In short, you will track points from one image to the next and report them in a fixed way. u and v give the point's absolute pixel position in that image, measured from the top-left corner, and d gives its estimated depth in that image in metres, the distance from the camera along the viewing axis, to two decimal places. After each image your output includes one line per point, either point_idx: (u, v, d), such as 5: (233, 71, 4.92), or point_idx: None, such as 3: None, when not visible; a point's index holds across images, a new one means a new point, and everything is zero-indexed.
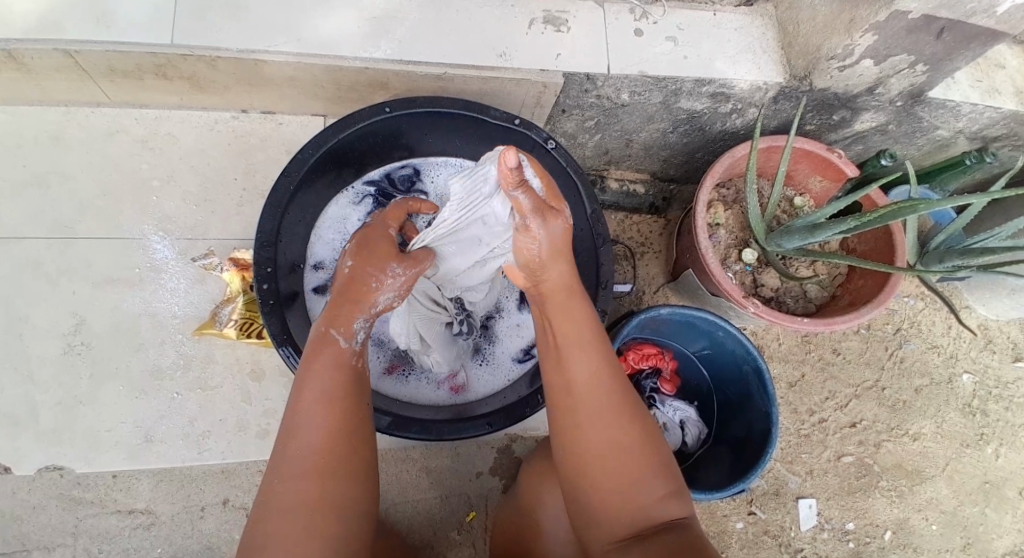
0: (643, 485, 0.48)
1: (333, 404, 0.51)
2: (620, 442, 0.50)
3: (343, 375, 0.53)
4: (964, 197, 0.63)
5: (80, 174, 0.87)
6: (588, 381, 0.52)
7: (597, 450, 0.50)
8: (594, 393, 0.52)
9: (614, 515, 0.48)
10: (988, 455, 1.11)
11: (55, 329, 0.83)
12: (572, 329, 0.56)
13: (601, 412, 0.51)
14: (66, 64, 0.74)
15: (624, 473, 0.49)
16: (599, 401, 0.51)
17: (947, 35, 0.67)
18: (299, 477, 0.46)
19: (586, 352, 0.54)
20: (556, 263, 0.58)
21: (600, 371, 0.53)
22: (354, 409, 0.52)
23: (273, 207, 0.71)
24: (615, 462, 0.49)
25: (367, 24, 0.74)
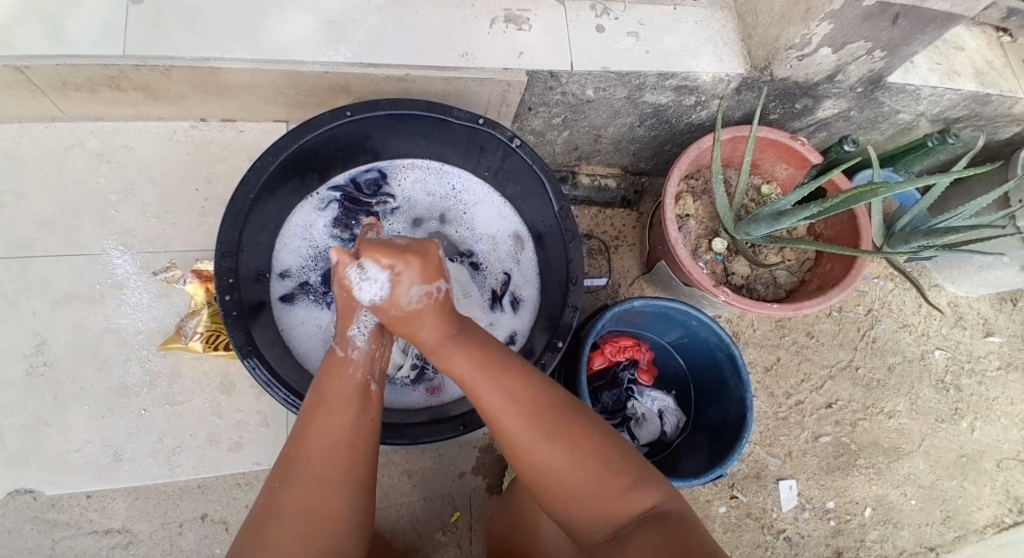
0: (607, 485, 0.49)
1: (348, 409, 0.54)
2: (571, 439, 0.50)
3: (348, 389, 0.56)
4: (923, 178, 0.65)
5: (35, 192, 0.85)
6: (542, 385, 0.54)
7: (547, 465, 0.50)
8: (516, 409, 0.51)
9: (586, 508, 0.50)
10: (963, 429, 1.14)
11: (16, 350, 0.82)
12: (469, 365, 0.53)
13: (536, 425, 0.51)
14: (17, 79, 0.72)
15: (582, 476, 0.49)
16: (529, 410, 0.51)
17: (903, 20, 0.68)
18: (300, 492, 0.47)
19: (502, 387, 0.52)
20: (429, 321, 0.54)
21: (514, 398, 0.51)
22: (359, 423, 0.54)
23: (234, 216, 0.69)
24: (574, 470, 0.49)
25: (324, 28, 0.73)
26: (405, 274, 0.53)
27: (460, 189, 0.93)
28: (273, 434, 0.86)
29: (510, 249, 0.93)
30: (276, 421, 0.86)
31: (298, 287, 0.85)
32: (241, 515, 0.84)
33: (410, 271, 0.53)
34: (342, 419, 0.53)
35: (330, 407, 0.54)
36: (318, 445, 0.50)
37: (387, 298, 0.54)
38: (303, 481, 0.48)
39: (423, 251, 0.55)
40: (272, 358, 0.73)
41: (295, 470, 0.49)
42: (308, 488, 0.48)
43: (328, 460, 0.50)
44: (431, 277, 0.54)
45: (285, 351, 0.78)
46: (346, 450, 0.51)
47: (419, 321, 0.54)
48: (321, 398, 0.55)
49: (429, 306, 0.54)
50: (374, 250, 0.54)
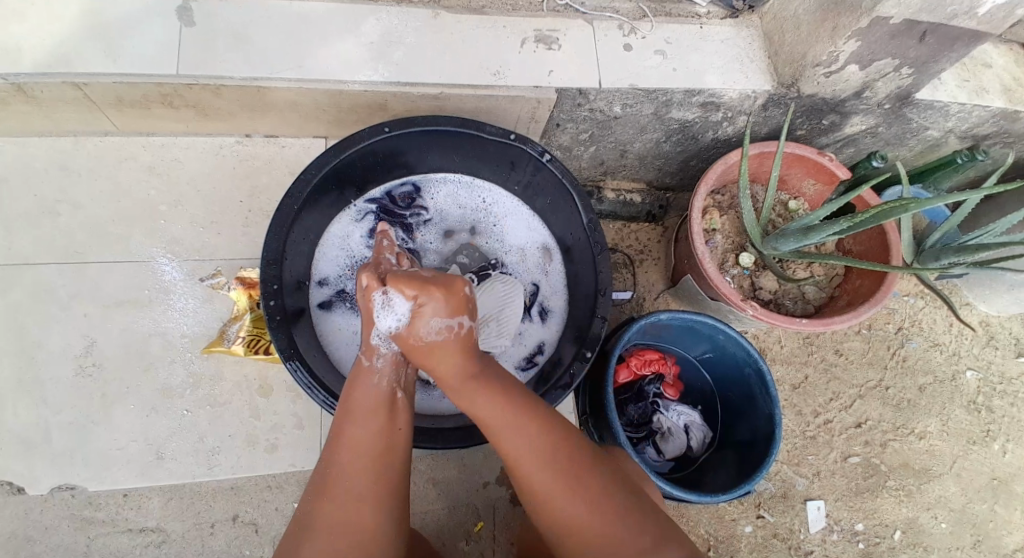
0: (630, 543, 0.49)
1: (376, 427, 0.56)
2: (588, 506, 0.51)
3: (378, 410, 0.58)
4: (955, 194, 0.65)
5: (90, 202, 0.90)
6: (550, 454, 0.53)
7: (570, 522, 0.51)
8: (543, 467, 0.52)
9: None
10: (995, 452, 1.11)
11: (68, 351, 0.85)
12: (497, 414, 0.55)
13: (562, 484, 0.52)
14: (75, 95, 0.77)
15: (605, 539, 0.50)
16: (557, 470, 0.52)
17: (930, 37, 0.69)
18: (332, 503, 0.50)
19: (529, 444, 0.53)
20: (451, 355, 0.57)
21: (540, 449, 0.53)
22: (390, 434, 0.56)
23: (278, 227, 0.73)
24: (597, 529, 0.50)
25: (365, 48, 0.76)
26: (428, 306, 0.55)
27: (490, 203, 0.95)
28: (305, 438, 0.88)
29: (538, 260, 0.94)
30: (311, 425, 0.88)
31: (336, 295, 0.88)
32: (274, 518, 0.85)
33: (434, 302, 0.55)
34: (377, 427, 0.56)
35: (365, 415, 0.56)
36: (354, 453, 0.53)
37: (408, 328, 0.57)
38: (339, 488, 0.51)
39: (446, 285, 0.57)
40: (313, 363, 0.75)
41: (334, 475, 0.52)
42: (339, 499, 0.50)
43: (362, 468, 0.52)
44: (454, 312, 0.57)
45: (325, 357, 0.80)
46: (377, 460, 0.53)
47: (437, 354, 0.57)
48: (355, 406, 0.58)
49: (449, 340, 0.57)
50: (401, 281, 0.57)
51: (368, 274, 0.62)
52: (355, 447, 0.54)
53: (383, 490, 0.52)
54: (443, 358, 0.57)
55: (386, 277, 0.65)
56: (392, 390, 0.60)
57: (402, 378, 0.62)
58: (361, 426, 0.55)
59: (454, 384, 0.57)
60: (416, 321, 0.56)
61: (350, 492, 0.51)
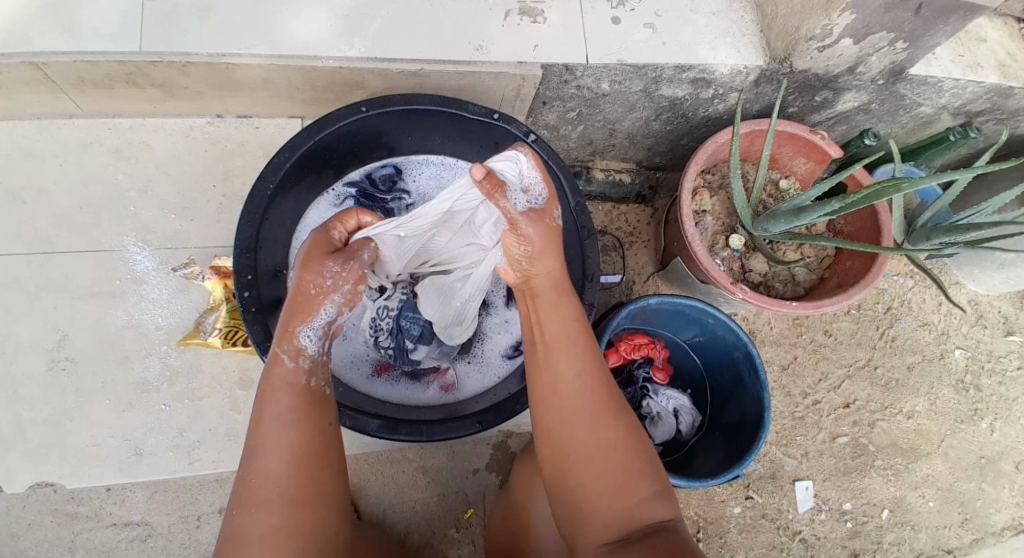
0: (633, 486, 0.50)
1: (295, 421, 0.51)
2: (602, 439, 0.52)
3: (295, 396, 0.54)
4: (948, 173, 0.63)
5: (55, 188, 0.86)
6: (575, 381, 0.54)
7: (586, 449, 0.51)
8: (582, 386, 0.54)
9: (601, 513, 0.50)
10: (983, 430, 1.12)
11: (39, 345, 0.82)
12: (562, 324, 0.58)
13: (592, 409, 0.53)
14: (35, 75, 0.72)
15: (609, 480, 0.50)
16: (592, 395, 0.54)
17: (926, 10, 0.66)
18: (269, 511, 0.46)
19: (574, 359, 0.55)
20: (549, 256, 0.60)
21: (585, 368, 0.55)
22: (322, 428, 0.52)
23: (250, 214, 0.70)
24: (604, 462, 0.51)
25: (340, 22, 0.72)
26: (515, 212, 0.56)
27: None
28: None
29: None
30: None
31: None
32: None
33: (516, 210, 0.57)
34: (301, 421, 0.52)
35: (287, 409, 0.52)
36: (277, 455, 0.49)
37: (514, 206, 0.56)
38: (268, 492, 0.47)
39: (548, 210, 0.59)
40: None
41: (251, 486, 0.47)
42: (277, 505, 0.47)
43: (301, 468, 0.49)
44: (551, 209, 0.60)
45: None
46: (310, 458, 0.50)
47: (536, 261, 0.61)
48: (275, 400, 0.53)
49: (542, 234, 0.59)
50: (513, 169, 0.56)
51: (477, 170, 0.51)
52: (282, 445, 0.49)
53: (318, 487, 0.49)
54: (545, 260, 0.60)
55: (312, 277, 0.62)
56: (318, 389, 0.56)
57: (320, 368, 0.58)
58: (282, 420, 0.51)
59: (551, 285, 0.61)
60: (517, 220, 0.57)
61: (286, 493, 0.47)
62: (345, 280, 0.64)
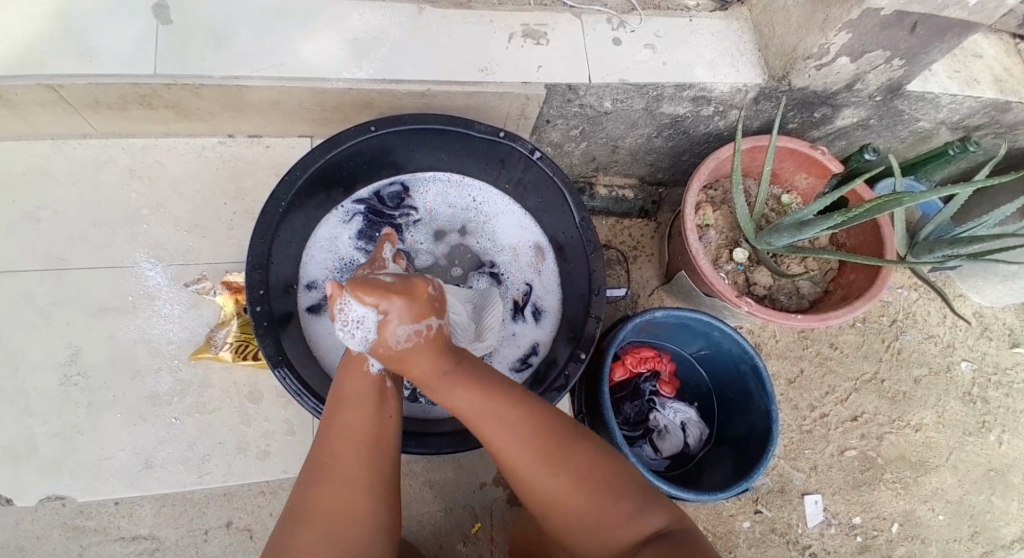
0: (615, 504, 0.51)
1: (364, 416, 0.56)
2: (577, 476, 0.51)
3: (371, 402, 0.58)
4: (948, 187, 0.64)
5: (72, 207, 0.88)
6: (522, 440, 0.52)
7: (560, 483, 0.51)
8: (536, 428, 0.53)
9: (593, 528, 0.50)
10: (991, 442, 1.11)
11: (51, 360, 0.84)
12: (475, 404, 0.54)
13: (557, 444, 0.52)
14: (52, 97, 0.75)
15: (590, 505, 0.51)
16: (551, 430, 0.53)
17: (921, 28, 0.68)
18: (330, 490, 0.49)
19: (508, 425, 0.53)
20: (421, 358, 0.56)
21: (530, 420, 0.53)
22: (381, 426, 0.56)
23: (263, 231, 0.71)
24: (585, 494, 0.51)
25: (349, 46, 0.75)
26: (391, 315, 0.55)
27: (481, 202, 0.94)
28: (298, 444, 0.86)
29: (531, 260, 0.93)
30: (303, 431, 0.87)
31: (326, 299, 0.86)
32: (267, 526, 0.84)
33: (395, 311, 0.55)
34: (371, 415, 0.57)
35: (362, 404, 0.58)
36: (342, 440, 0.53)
37: (378, 338, 0.56)
38: (341, 477, 0.50)
39: (410, 290, 0.57)
40: (303, 368, 0.74)
41: (323, 470, 0.51)
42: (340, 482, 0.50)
43: (361, 453, 0.52)
44: (419, 315, 0.56)
45: (319, 363, 0.80)
46: (368, 448, 0.53)
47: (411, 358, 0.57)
48: (347, 397, 0.58)
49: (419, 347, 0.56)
50: (362, 288, 0.55)
51: (332, 283, 0.59)
52: (352, 429, 0.55)
53: (377, 484, 0.51)
54: (415, 359, 0.56)
55: (378, 278, 0.70)
56: (382, 382, 0.61)
57: (391, 373, 0.64)
58: (350, 418, 0.56)
59: (427, 383, 0.57)
60: (383, 331, 0.56)
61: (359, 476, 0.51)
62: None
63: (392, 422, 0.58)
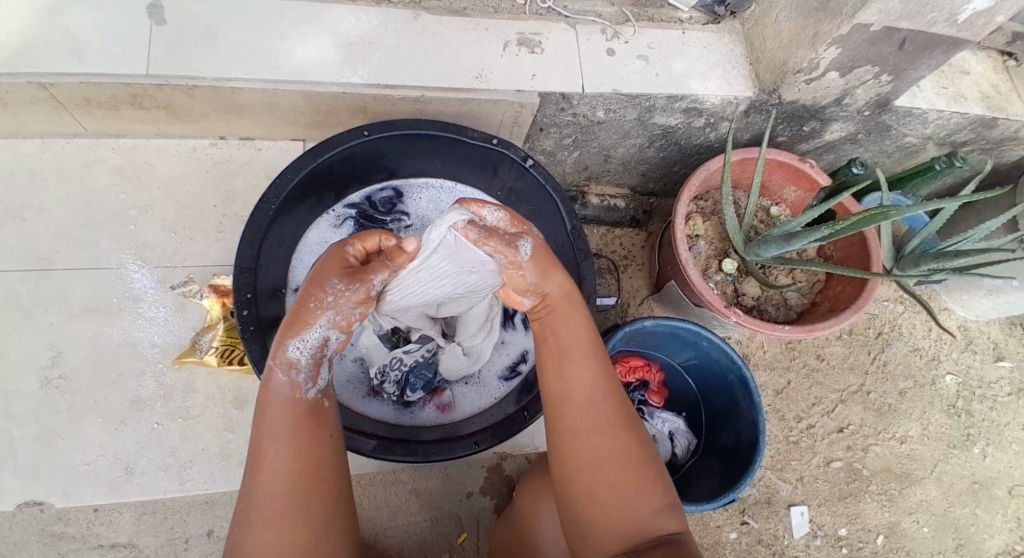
0: (639, 494, 0.51)
1: (295, 440, 0.52)
2: (614, 452, 0.52)
3: (302, 420, 0.54)
4: (934, 202, 0.65)
5: (60, 207, 0.87)
6: (587, 391, 0.56)
7: (594, 460, 0.52)
8: (593, 395, 0.56)
9: (612, 521, 0.50)
10: (976, 455, 1.12)
11: (32, 362, 0.82)
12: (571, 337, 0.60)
13: (603, 421, 0.54)
14: (42, 96, 0.74)
15: (620, 484, 0.51)
16: (602, 408, 0.55)
17: (909, 45, 0.69)
18: (273, 530, 0.47)
19: (587, 371, 0.57)
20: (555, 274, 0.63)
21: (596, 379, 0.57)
22: (312, 444, 0.53)
23: (252, 233, 0.71)
24: (614, 472, 0.51)
25: (343, 50, 0.75)
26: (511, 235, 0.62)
27: None
28: None
29: None
30: None
31: None
32: None
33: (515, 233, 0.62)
34: (295, 443, 0.52)
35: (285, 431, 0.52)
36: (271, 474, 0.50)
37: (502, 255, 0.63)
38: (274, 506, 0.48)
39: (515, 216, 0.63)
40: None
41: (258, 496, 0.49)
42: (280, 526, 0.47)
43: (299, 481, 0.50)
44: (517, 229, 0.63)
45: None
46: (297, 476, 0.50)
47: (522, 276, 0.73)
48: (272, 413, 0.54)
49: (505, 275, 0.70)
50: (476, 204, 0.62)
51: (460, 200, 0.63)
52: (277, 463, 0.50)
53: (315, 508, 0.49)
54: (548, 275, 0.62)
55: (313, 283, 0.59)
56: (317, 399, 0.57)
57: (326, 391, 0.58)
58: (279, 440, 0.52)
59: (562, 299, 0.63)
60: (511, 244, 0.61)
61: (287, 508, 0.48)
62: (343, 285, 0.59)
63: (329, 438, 0.55)
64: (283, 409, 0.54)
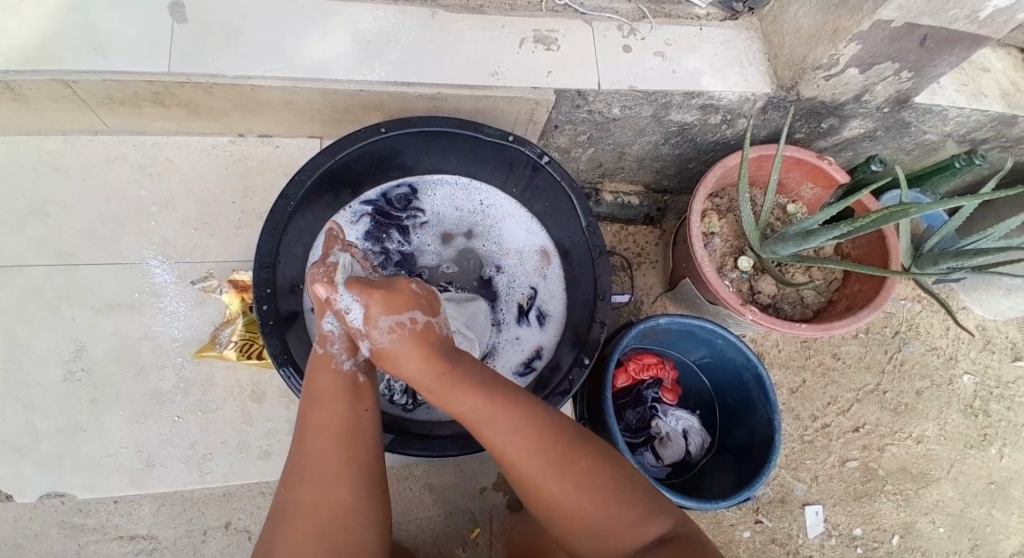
0: (623, 512, 0.52)
1: (339, 413, 0.55)
2: (577, 490, 0.52)
3: (343, 395, 0.57)
4: (954, 199, 0.64)
5: (84, 204, 0.88)
6: (519, 456, 0.53)
7: (562, 505, 0.53)
8: (528, 447, 0.53)
9: (602, 543, 0.52)
10: (993, 456, 1.11)
11: (56, 355, 0.83)
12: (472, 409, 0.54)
13: (552, 466, 0.52)
14: (63, 92, 0.75)
15: (598, 510, 0.52)
16: (542, 454, 0.53)
17: (929, 41, 0.69)
18: (312, 489, 0.49)
19: (511, 433, 0.53)
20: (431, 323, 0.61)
21: (522, 438, 0.53)
22: (353, 418, 0.55)
23: (273, 228, 0.71)
24: (588, 508, 0.52)
25: (361, 48, 0.75)
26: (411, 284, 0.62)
27: (487, 206, 0.94)
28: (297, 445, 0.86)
29: (536, 264, 0.93)
30: None
31: None
32: (265, 526, 0.84)
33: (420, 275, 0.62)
34: (339, 410, 0.55)
35: (329, 400, 0.56)
36: (319, 438, 0.53)
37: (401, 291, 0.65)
38: (316, 483, 0.50)
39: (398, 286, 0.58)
40: (306, 367, 0.74)
41: (300, 478, 0.50)
42: (321, 487, 0.49)
43: (339, 455, 0.52)
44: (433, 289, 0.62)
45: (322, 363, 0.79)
46: (341, 444, 0.52)
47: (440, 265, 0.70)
48: (317, 392, 0.57)
49: (432, 298, 0.62)
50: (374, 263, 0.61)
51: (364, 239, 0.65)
52: (324, 433, 0.53)
53: (357, 475, 0.51)
54: (420, 328, 0.62)
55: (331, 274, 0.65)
56: (354, 373, 0.60)
57: (361, 361, 0.62)
58: (324, 416, 0.55)
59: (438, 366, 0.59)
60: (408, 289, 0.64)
61: (334, 480, 0.50)
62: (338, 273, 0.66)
63: (368, 412, 0.57)
64: (327, 383, 0.58)
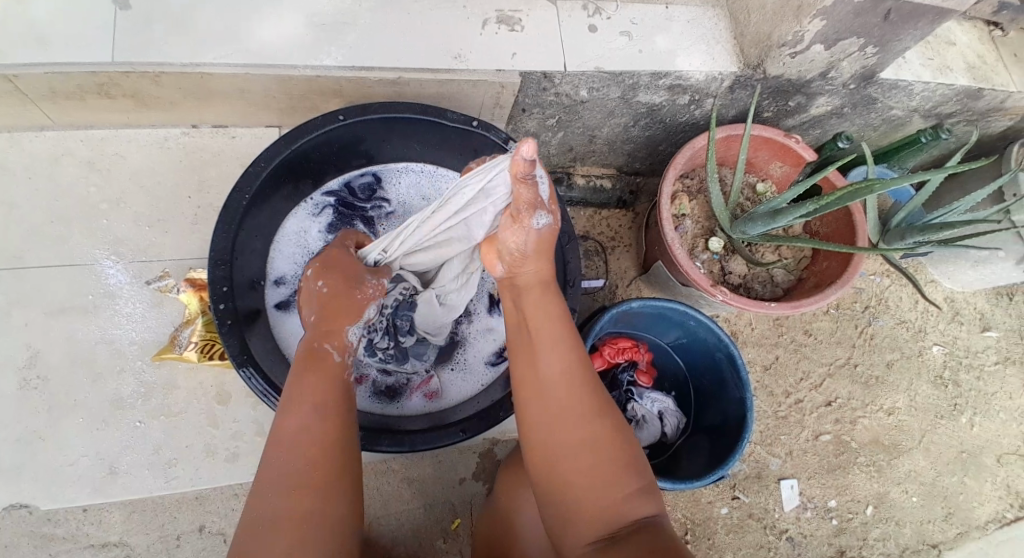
0: (623, 482, 0.46)
1: (319, 416, 0.50)
2: (590, 440, 0.48)
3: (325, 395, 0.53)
4: (918, 174, 0.64)
5: (30, 203, 0.84)
6: (559, 376, 0.51)
7: (570, 448, 0.48)
8: (573, 376, 0.51)
9: (589, 510, 0.46)
10: (962, 425, 1.14)
11: (9, 363, 0.80)
12: (543, 323, 0.54)
13: (582, 403, 0.49)
14: (6, 88, 0.71)
15: (604, 472, 0.47)
16: (579, 389, 0.50)
17: (893, 15, 0.68)
18: (282, 490, 0.45)
19: (559, 353, 0.52)
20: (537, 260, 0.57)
21: (568, 364, 0.52)
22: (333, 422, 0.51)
23: (226, 225, 0.69)
24: (592, 462, 0.47)
25: (315, 32, 0.72)
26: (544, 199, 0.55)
27: None
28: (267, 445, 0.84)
29: None
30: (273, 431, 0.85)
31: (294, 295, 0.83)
32: None
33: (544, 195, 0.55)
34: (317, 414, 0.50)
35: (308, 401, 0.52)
36: (291, 439, 0.48)
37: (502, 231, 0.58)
38: (283, 480, 0.45)
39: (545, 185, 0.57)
40: (270, 368, 0.73)
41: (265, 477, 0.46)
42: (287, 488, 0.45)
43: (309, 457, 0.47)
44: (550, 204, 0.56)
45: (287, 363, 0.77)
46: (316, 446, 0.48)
47: (525, 260, 0.58)
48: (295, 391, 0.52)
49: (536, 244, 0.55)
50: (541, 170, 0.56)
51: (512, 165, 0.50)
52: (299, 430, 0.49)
53: (329, 480, 0.47)
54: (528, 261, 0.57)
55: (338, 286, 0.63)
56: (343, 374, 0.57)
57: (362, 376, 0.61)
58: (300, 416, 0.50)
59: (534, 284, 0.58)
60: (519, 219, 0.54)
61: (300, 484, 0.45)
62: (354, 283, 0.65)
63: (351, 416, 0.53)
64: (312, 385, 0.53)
